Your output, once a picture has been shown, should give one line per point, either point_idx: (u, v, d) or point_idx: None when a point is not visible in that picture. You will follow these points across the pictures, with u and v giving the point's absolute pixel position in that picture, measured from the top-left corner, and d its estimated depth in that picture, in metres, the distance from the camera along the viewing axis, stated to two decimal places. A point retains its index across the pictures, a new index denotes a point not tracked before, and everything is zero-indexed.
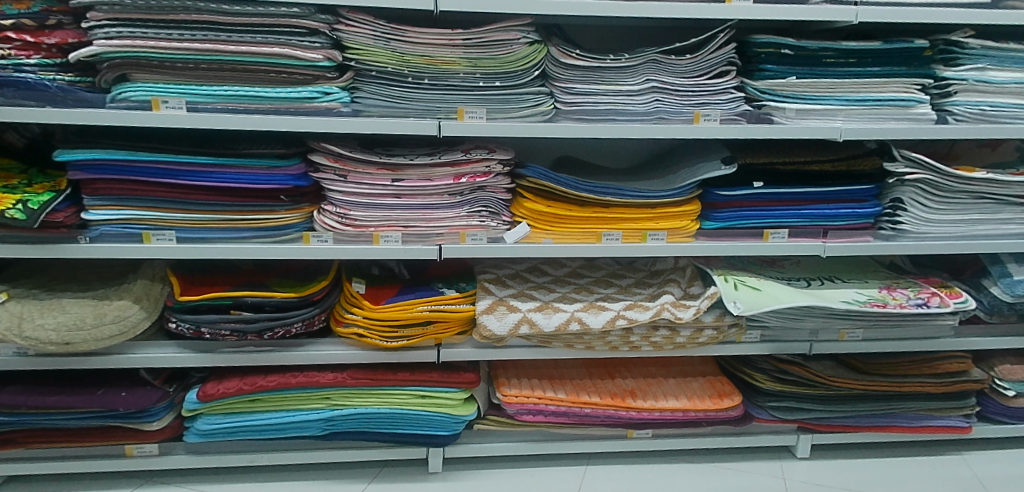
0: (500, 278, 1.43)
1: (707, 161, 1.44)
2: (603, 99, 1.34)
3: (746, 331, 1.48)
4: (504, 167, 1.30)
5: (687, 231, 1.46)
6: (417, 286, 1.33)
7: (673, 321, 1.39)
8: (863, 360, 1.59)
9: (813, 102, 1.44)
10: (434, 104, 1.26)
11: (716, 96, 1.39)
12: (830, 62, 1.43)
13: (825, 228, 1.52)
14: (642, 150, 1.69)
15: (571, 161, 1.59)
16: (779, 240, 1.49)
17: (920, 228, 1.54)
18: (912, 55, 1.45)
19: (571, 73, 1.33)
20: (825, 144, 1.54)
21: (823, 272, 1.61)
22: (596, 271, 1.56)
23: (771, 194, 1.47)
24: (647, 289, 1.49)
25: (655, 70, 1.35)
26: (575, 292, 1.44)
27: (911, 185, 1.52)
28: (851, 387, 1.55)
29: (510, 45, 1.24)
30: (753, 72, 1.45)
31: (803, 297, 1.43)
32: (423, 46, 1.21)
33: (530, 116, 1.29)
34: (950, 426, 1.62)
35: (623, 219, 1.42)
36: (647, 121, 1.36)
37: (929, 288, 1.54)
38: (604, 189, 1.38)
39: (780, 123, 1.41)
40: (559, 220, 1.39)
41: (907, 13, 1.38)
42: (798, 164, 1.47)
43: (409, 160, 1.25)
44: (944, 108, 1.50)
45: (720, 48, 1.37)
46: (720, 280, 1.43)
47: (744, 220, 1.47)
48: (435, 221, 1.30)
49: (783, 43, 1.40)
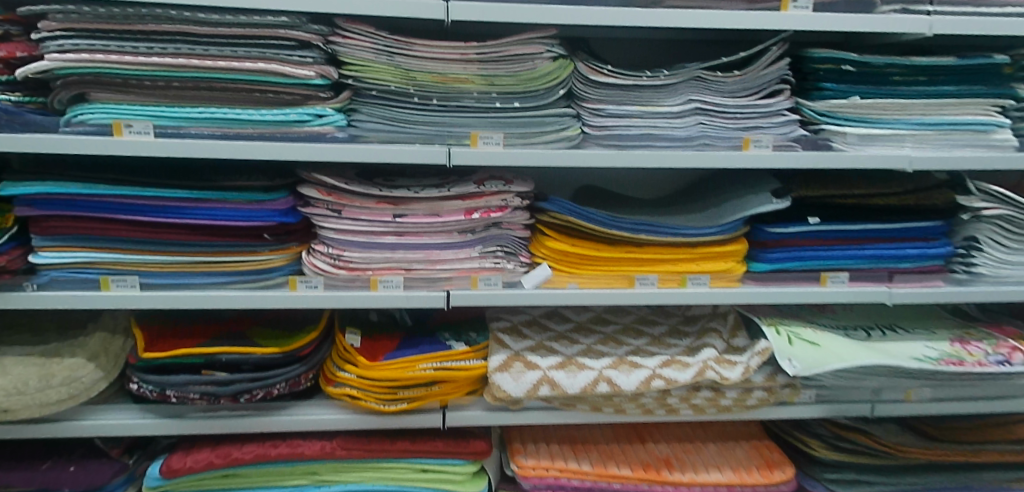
0: (516, 327, 1.26)
1: (756, 193, 1.25)
2: (638, 122, 1.17)
3: (800, 391, 1.27)
4: (523, 201, 1.12)
5: (733, 274, 1.27)
6: (421, 338, 1.17)
7: (718, 381, 1.20)
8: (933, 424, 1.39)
9: (877, 127, 1.25)
10: (444, 127, 1.09)
11: (768, 120, 1.21)
12: (897, 80, 1.24)
13: (891, 272, 1.32)
14: (676, 179, 1.51)
15: (598, 192, 1.42)
16: (838, 285, 1.30)
17: (999, 271, 1.34)
18: (992, 72, 1.25)
19: (601, 92, 1.16)
20: (887, 176, 1.33)
21: (882, 321, 1.41)
22: (625, 317, 1.38)
23: (828, 232, 1.28)
24: (684, 340, 1.30)
25: (698, 89, 1.18)
26: (601, 344, 1.26)
27: (988, 222, 1.31)
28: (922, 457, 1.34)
29: (532, 60, 1.07)
30: (810, 91, 1.27)
31: (867, 354, 1.23)
32: (432, 62, 1.04)
33: (555, 142, 1.12)
34: None
35: (659, 261, 1.24)
36: (687, 148, 1.19)
37: (1008, 341, 1.32)
38: (639, 226, 1.20)
39: (840, 150, 1.23)
40: (584, 262, 1.22)
41: (991, 22, 1.19)
42: (859, 197, 1.27)
43: (413, 193, 1.07)
44: None
45: (772, 64, 1.19)
46: (771, 333, 1.24)
47: (798, 262, 1.28)
48: (441, 262, 1.12)
49: (843, 58, 1.21)
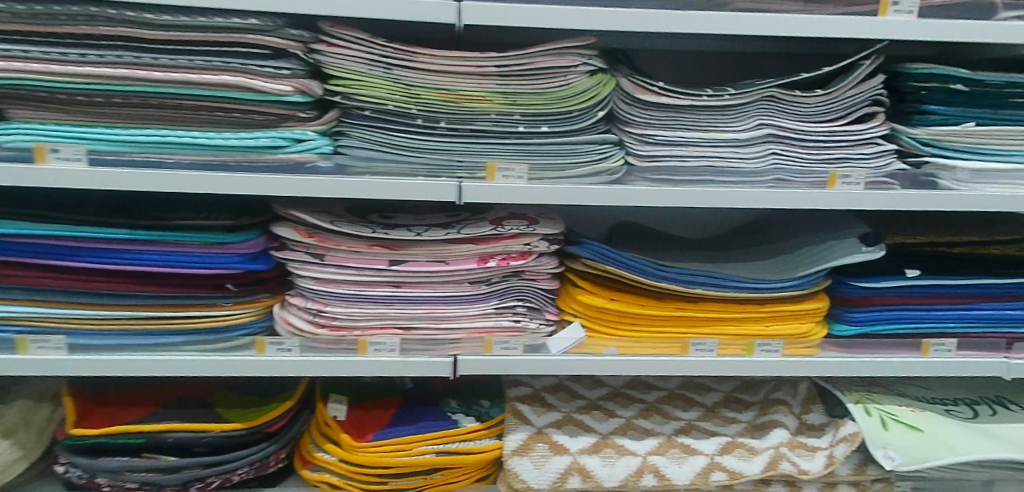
0: (539, 395, 1.09)
1: (840, 239, 1.04)
2: (694, 151, 0.98)
3: (896, 488, 1.09)
4: (551, 246, 0.91)
5: (809, 339, 1.07)
6: (423, 409, 1.01)
7: (795, 474, 1.05)
8: None
9: (994, 159, 1.02)
10: (454, 154, 0.89)
11: (858, 150, 1.00)
12: (1019, 102, 1.01)
13: (1010, 339, 1.08)
14: (729, 218, 1.32)
15: (639, 229, 1.22)
16: (942, 354, 1.08)
17: None
18: None
19: (649, 114, 0.97)
20: (998, 221, 1.14)
21: (989, 392, 1.21)
22: (670, 381, 1.21)
23: (928, 288, 1.05)
24: (745, 414, 1.14)
25: (771, 111, 0.98)
26: (643, 418, 1.10)
27: None
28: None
29: (564, 75, 0.86)
30: (909, 115, 1.04)
31: (985, 446, 1.05)
32: (440, 75, 0.84)
33: (590, 175, 0.91)
34: None
35: (721, 321, 1.04)
36: (759, 184, 0.99)
37: None
38: (697, 277, 1.00)
39: (950, 189, 1.01)
40: (627, 321, 1.02)
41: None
42: (971, 246, 1.05)
43: (415, 234, 0.88)
44: None
45: (861, 83, 0.98)
46: (861, 414, 1.08)
47: (891, 322, 1.06)
48: (448, 319, 0.93)
49: (951, 75, 0.99)
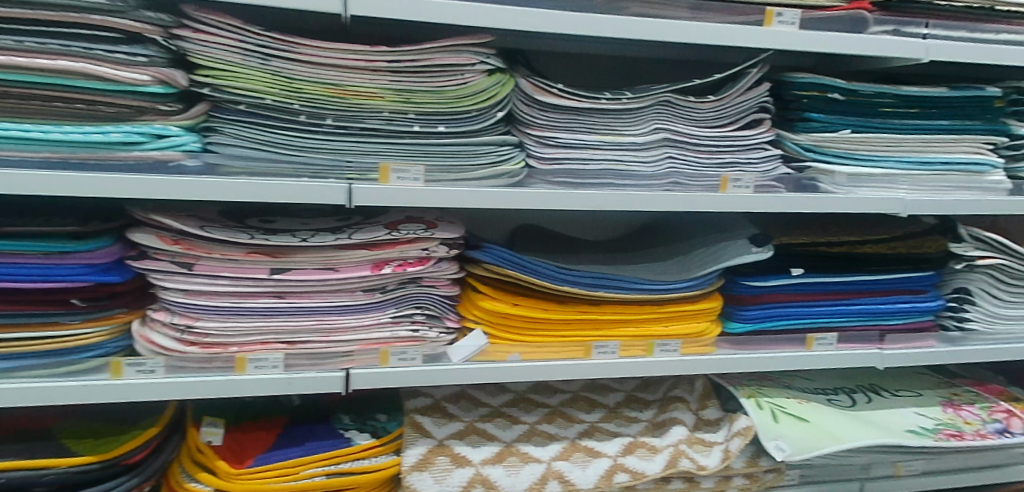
0: (439, 404, 1.08)
1: (731, 241, 1.08)
2: (594, 154, 0.98)
3: (786, 475, 1.16)
4: (449, 251, 0.91)
5: (705, 337, 1.10)
6: (312, 427, 0.99)
7: (694, 471, 1.07)
8: None
9: (867, 165, 1.09)
10: (342, 154, 0.84)
11: (747, 155, 1.04)
12: (887, 111, 1.08)
13: (882, 331, 1.16)
14: (628, 221, 1.34)
15: (541, 232, 1.21)
16: (825, 347, 1.13)
17: (991, 327, 1.22)
18: (985, 105, 1.11)
19: (549, 116, 0.96)
20: (873, 222, 1.21)
21: (864, 381, 1.29)
22: (572, 384, 1.22)
23: (812, 285, 1.12)
24: (646, 413, 1.16)
25: (666, 115, 1.00)
26: (547, 422, 1.10)
27: (981, 272, 1.19)
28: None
29: (460, 73, 0.83)
30: (793, 121, 1.09)
31: (863, 432, 1.12)
32: (324, 69, 0.80)
33: (491, 177, 0.89)
34: None
35: (622, 323, 1.05)
36: (654, 187, 1.01)
37: (1000, 403, 1.23)
38: (597, 280, 1.01)
39: (829, 191, 1.07)
40: (528, 326, 1.01)
41: (989, 51, 1.05)
42: (849, 245, 1.11)
43: (299, 240, 0.86)
44: (1018, 175, 1.20)
45: (749, 91, 1.02)
46: (753, 408, 1.12)
47: (779, 319, 1.11)
48: (340, 331, 0.90)
49: (830, 85, 1.04)
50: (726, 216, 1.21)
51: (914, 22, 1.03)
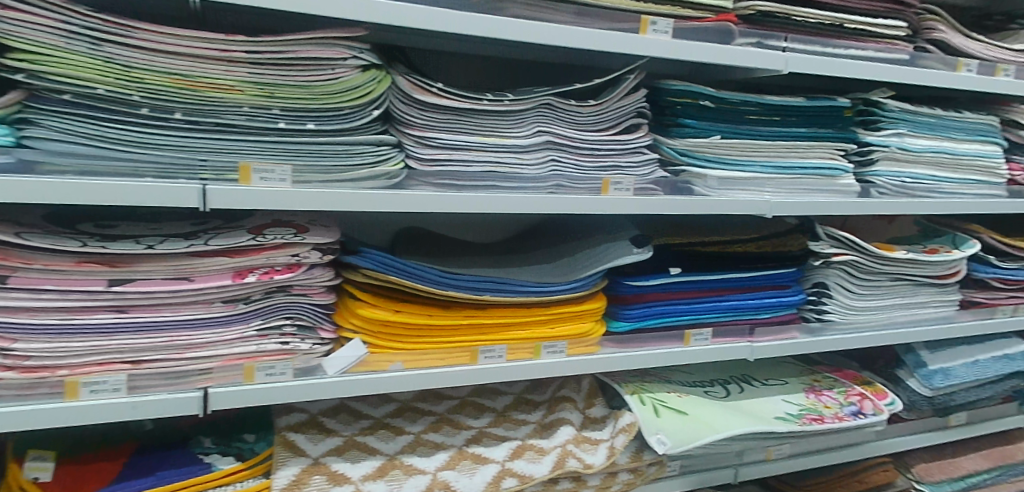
0: (315, 420, 1.05)
1: (613, 242, 1.10)
2: (478, 156, 0.97)
3: (667, 466, 1.20)
4: (323, 257, 0.87)
5: (592, 337, 1.11)
6: (167, 453, 0.94)
7: (581, 469, 1.09)
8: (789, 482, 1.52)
9: (736, 169, 1.14)
10: (194, 151, 0.77)
11: (627, 158, 1.06)
12: (753, 118, 1.14)
13: (751, 324, 1.23)
14: (514, 222, 1.34)
15: (427, 235, 1.19)
16: (701, 343, 1.18)
17: (845, 318, 1.32)
18: (836, 115, 1.20)
19: (429, 116, 0.94)
20: (743, 223, 1.27)
21: (736, 372, 1.36)
22: (460, 389, 1.21)
23: (689, 283, 1.15)
24: (534, 415, 1.16)
25: (549, 118, 1.00)
26: (433, 431, 1.08)
27: (836, 268, 1.29)
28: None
29: (331, 68, 0.80)
30: (668, 127, 1.13)
31: (737, 422, 1.16)
32: (169, 57, 0.74)
33: (369, 178, 0.86)
34: None
35: (509, 327, 1.04)
36: (541, 189, 1.01)
37: (854, 388, 1.34)
38: (484, 283, 1.00)
39: (703, 194, 1.10)
40: (412, 333, 0.98)
41: (840, 64, 1.13)
42: (719, 245, 1.17)
43: (144, 247, 0.80)
44: (867, 179, 1.30)
45: (628, 96, 1.04)
46: (636, 404, 1.14)
47: (660, 317, 1.14)
48: (195, 348, 0.84)
49: (701, 93, 1.09)
50: (612, 218, 1.23)
51: (773, 35, 1.09)
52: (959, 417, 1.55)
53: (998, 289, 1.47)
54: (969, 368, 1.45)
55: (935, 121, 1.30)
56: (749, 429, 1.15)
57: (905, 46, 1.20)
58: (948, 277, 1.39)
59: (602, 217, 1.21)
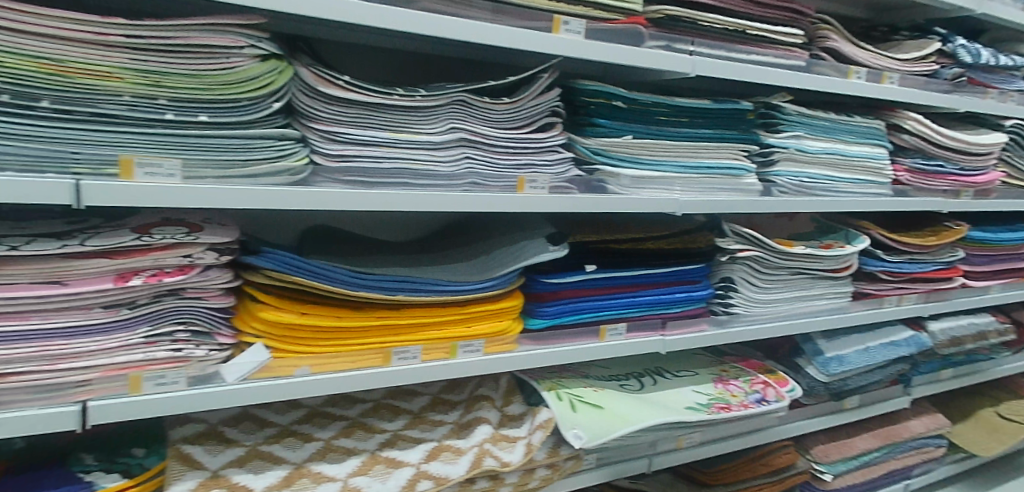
0: (214, 430, 1.00)
1: (529, 239, 1.10)
2: (388, 152, 0.94)
3: (584, 460, 1.21)
4: (218, 256, 0.84)
5: (508, 336, 1.10)
6: (44, 473, 0.87)
7: (498, 468, 1.08)
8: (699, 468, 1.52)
9: (647, 168, 1.17)
10: (66, 144, 0.72)
11: (542, 157, 1.06)
12: (662, 119, 1.17)
13: (663, 319, 1.26)
14: (430, 221, 1.32)
15: (338, 234, 1.15)
16: (615, 338, 1.20)
17: (750, 310, 1.37)
18: (740, 117, 1.25)
19: (335, 109, 0.90)
20: (654, 220, 1.30)
21: (650, 365, 1.39)
22: (375, 392, 1.18)
23: (604, 280, 1.17)
24: (451, 414, 1.15)
25: (462, 115, 0.98)
26: (344, 437, 1.05)
27: (742, 263, 1.35)
28: None
29: (224, 57, 0.77)
30: (582, 126, 1.14)
31: (651, 413, 1.19)
32: (37, 40, 0.69)
33: (270, 174, 0.83)
34: None
35: (424, 327, 1.02)
36: (454, 188, 0.99)
37: (758, 376, 1.40)
38: (397, 283, 0.98)
39: (616, 193, 1.12)
40: (319, 336, 0.95)
41: (743, 69, 1.18)
42: (632, 242, 1.20)
43: (10, 248, 0.74)
44: (768, 179, 1.35)
45: (542, 95, 1.04)
46: (552, 400, 1.15)
47: (576, 314, 1.15)
48: (73, 358, 0.78)
49: (614, 93, 1.11)
50: (528, 216, 1.23)
51: (682, 39, 1.13)
52: (853, 400, 1.65)
53: (885, 281, 1.58)
54: (861, 354, 1.54)
55: (828, 124, 1.39)
56: (660, 420, 1.18)
57: (802, 53, 1.27)
58: (842, 271, 1.47)
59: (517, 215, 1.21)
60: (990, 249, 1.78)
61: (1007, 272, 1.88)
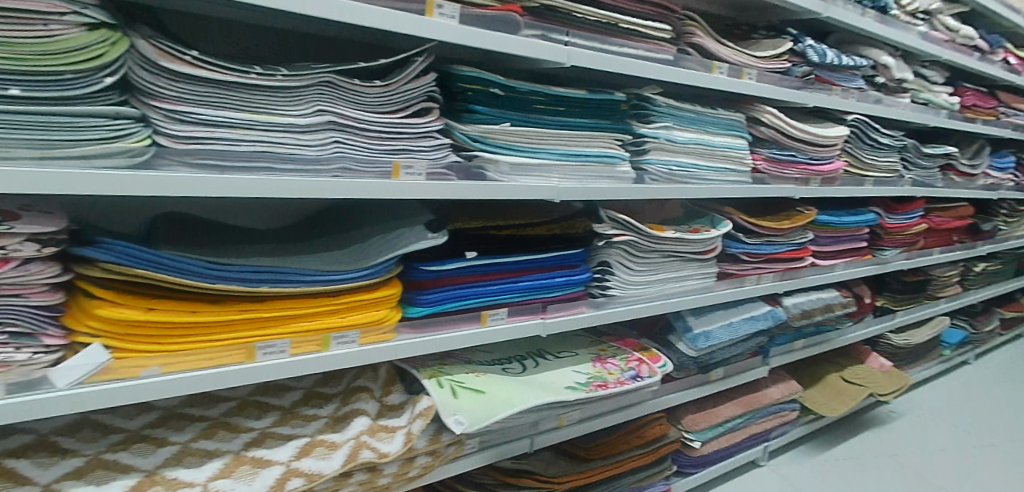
0: (47, 442, 0.91)
1: (407, 227, 1.07)
2: (245, 134, 0.89)
3: (466, 445, 1.21)
4: (42, 249, 0.78)
5: (386, 325, 1.08)
6: None
7: (375, 460, 1.06)
8: (580, 444, 1.53)
9: (526, 155, 1.18)
10: None
11: (418, 142, 1.04)
12: (540, 108, 1.19)
13: (544, 302, 1.27)
14: (300, 208, 1.26)
15: (194, 222, 1.07)
16: (497, 322, 1.21)
17: (625, 292, 1.43)
18: (613, 108, 1.29)
19: (181, 87, 0.84)
20: (534, 206, 1.32)
21: (532, 348, 1.41)
22: (240, 389, 1.11)
23: (483, 266, 1.17)
24: (326, 408, 1.11)
25: (329, 97, 0.94)
26: (205, 438, 0.99)
27: (617, 247, 1.40)
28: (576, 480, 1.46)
29: (42, 24, 0.72)
30: (459, 113, 1.13)
31: (531, 395, 1.20)
32: None
33: (105, 156, 0.78)
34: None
35: (292, 319, 0.98)
36: (321, 173, 0.95)
37: (633, 354, 1.46)
38: (260, 273, 0.94)
39: (494, 180, 1.12)
40: (169, 333, 0.88)
41: (616, 61, 1.21)
42: (513, 228, 1.20)
43: None
44: (641, 167, 1.40)
45: (416, 79, 1.01)
46: (433, 387, 1.14)
47: (456, 301, 1.15)
48: None
49: (491, 80, 1.11)
50: (405, 202, 1.20)
51: (555, 29, 1.14)
52: (718, 372, 1.76)
53: (745, 261, 1.71)
54: (726, 329, 1.64)
55: (694, 116, 1.46)
56: (540, 402, 1.19)
57: (670, 47, 1.32)
58: (707, 253, 1.57)
59: (394, 201, 1.18)
60: (835, 230, 1.98)
61: (848, 251, 2.07)
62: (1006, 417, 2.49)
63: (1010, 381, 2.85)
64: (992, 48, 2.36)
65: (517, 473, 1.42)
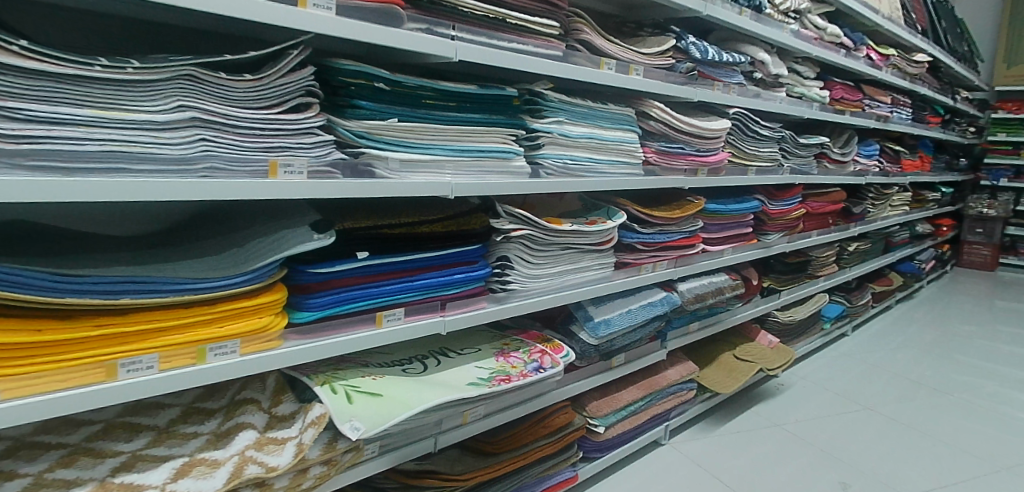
0: None
1: (291, 228, 1.02)
2: (93, 132, 0.81)
3: (364, 451, 1.16)
4: None
5: (270, 333, 1.02)
6: None
7: (262, 476, 0.99)
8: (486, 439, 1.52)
9: (417, 151, 1.14)
10: None
11: (297, 139, 0.98)
12: (429, 104, 1.17)
13: (442, 300, 1.25)
14: (170, 212, 1.17)
15: (41, 230, 0.97)
16: (393, 323, 1.17)
17: (526, 286, 1.42)
18: (505, 103, 1.29)
19: (10, 79, 0.76)
20: (427, 203, 1.30)
21: (433, 347, 1.39)
22: (106, 411, 1.02)
23: (376, 266, 1.14)
24: (207, 424, 1.04)
25: (191, 92, 0.88)
26: (62, 468, 0.90)
27: (516, 242, 1.39)
28: (483, 475, 1.45)
29: None
30: (342, 107, 1.09)
31: (430, 395, 1.17)
32: None
33: None
34: (563, 480, 1.69)
35: (161, 332, 0.91)
36: (185, 174, 0.88)
37: (536, 346, 1.46)
38: (120, 284, 0.87)
39: (384, 178, 1.09)
40: (9, 355, 0.80)
41: (503, 56, 1.21)
42: (405, 226, 1.17)
43: None
44: (535, 161, 1.41)
45: (291, 73, 0.97)
46: (326, 394, 1.10)
47: (349, 303, 1.11)
48: None
49: (374, 74, 1.08)
50: (289, 202, 1.15)
51: (441, 23, 1.12)
52: (619, 358, 1.80)
53: (640, 251, 1.76)
54: (623, 316, 1.68)
55: (584, 111, 1.48)
56: (440, 401, 1.16)
57: (559, 44, 1.32)
58: (604, 244, 1.60)
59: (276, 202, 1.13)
60: (722, 218, 2.07)
61: (735, 237, 2.18)
62: (878, 382, 2.70)
63: (883, 350, 3.10)
64: (856, 45, 2.56)
65: (420, 474, 1.39)
